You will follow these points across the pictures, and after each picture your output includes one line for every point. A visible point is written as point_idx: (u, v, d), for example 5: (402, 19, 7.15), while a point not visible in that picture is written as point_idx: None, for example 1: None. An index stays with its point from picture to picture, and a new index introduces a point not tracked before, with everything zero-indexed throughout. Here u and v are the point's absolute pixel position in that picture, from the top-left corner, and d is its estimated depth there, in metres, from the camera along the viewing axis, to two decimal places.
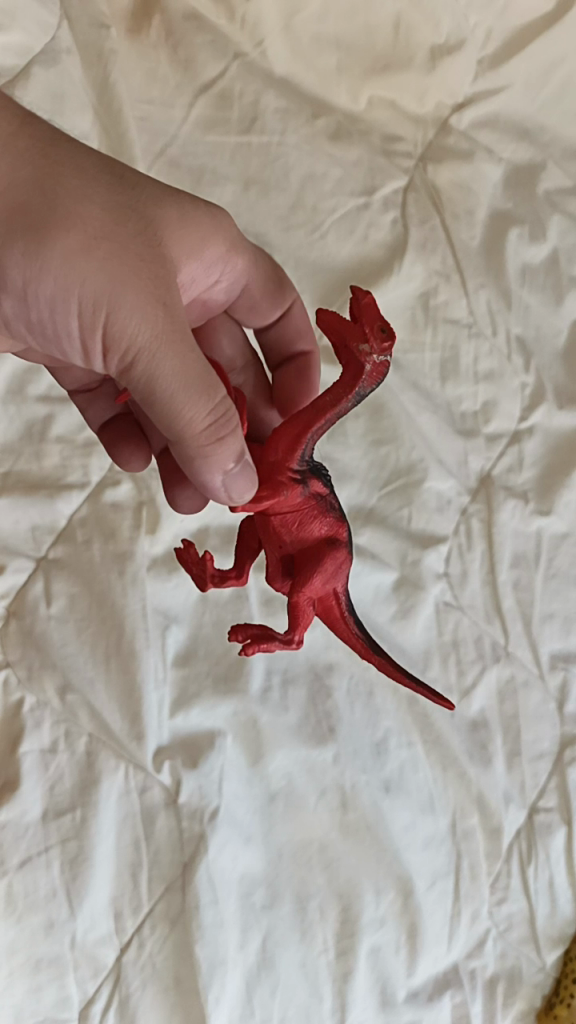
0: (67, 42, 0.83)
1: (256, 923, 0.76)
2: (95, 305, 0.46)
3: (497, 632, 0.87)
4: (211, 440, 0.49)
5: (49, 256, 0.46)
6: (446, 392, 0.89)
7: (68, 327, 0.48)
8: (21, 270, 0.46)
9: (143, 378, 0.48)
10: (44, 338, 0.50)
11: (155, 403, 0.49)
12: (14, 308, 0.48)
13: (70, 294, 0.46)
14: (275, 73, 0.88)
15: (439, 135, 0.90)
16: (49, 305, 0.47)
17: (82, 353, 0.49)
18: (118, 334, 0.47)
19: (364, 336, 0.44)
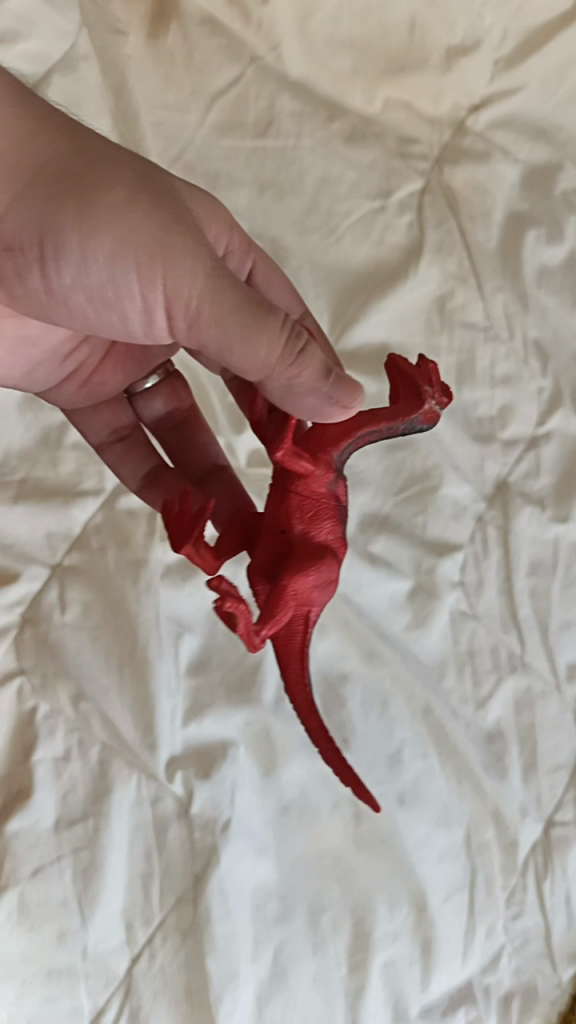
0: (84, 49, 0.83)
1: (269, 936, 0.75)
2: (148, 259, 0.50)
3: (513, 641, 0.85)
4: (282, 376, 0.52)
5: (100, 222, 0.50)
6: (462, 396, 0.88)
7: (129, 288, 0.52)
8: (80, 242, 0.51)
9: (207, 327, 0.51)
10: (105, 306, 0.54)
11: (222, 350, 0.52)
12: (78, 278, 0.53)
13: (127, 255, 0.50)
14: (290, 76, 0.87)
15: (455, 137, 0.89)
16: (110, 269, 0.51)
17: (145, 316, 0.53)
18: (178, 284, 0.51)
19: (430, 381, 0.53)
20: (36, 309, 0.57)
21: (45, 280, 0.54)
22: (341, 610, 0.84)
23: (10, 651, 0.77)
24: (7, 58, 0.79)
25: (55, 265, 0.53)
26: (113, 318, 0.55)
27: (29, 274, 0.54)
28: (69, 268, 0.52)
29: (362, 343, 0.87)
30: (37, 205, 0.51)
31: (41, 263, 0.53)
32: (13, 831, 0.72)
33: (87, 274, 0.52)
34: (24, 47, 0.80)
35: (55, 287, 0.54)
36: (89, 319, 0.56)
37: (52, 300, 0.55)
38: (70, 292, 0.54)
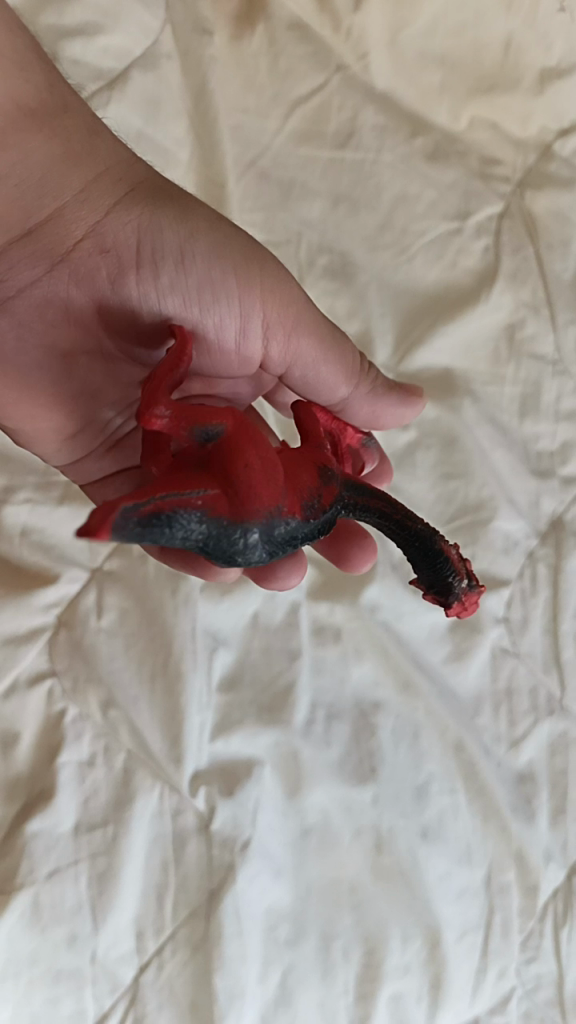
0: (168, 48, 0.82)
1: (278, 958, 0.74)
2: (248, 262, 0.60)
3: (553, 684, 0.83)
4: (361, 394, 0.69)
5: (197, 228, 0.59)
6: (522, 428, 0.85)
7: (226, 291, 0.59)
8: (182, 247, 0.59)
9: (302, 336, 0.64)
10: (200, 308, 0.59)
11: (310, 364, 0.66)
12: (171, 277, 0.58)
13: (228, 263, 0.59)
14: (376, 88, 0.86)
15: (540, 161, 0.87)
16: (212, 270, 0.59)
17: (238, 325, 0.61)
18: (272, 294, 0.61)
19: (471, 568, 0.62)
20: (120, 317, 0.60)
21: (140, 280, 0.59)
22: (379, 637, 0.82)
23: (44, 650, 0.77)
24: (89, 54, 0.79)
25: (151, 269, 0.59)
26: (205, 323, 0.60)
27: (122, 276, 0.59)
28: (167, 269, 0.59)
29: (424, 368, 0.85)
30: (138, 214, 0.60)
31: (136, 268, 0.59)
32: (32, 832, 0.72)
33: (182, 279, 0.59)
34: (106, 42, 0.80)
35: (148, 293, 0.59)
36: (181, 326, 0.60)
37: (140, 306, 0.60)
38: (164, 294, 0.59)
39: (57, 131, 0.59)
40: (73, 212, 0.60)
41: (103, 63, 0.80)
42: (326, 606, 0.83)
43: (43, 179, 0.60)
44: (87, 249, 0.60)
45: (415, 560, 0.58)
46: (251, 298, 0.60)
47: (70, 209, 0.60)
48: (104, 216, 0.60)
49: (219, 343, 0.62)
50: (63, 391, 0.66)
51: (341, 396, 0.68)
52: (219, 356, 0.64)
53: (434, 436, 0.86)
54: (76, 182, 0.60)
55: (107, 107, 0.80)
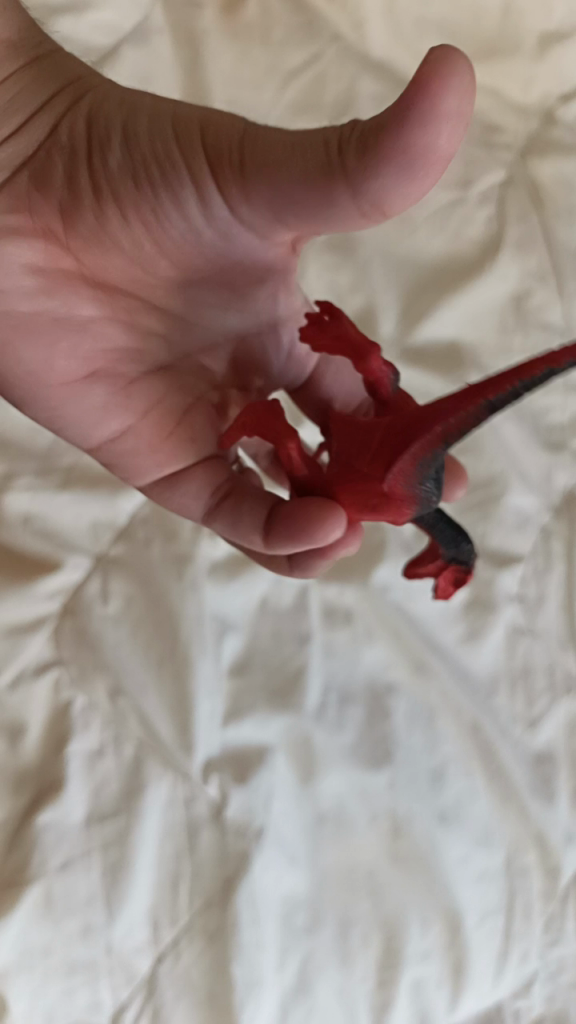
0: (159, 23, 0.80)
1: (296, 945, 0.72)
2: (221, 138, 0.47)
3: (570, 662, 0.81)
4: None
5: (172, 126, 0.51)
6: (532, 401, 0.84)
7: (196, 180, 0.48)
8: (127, 125, 0.51)
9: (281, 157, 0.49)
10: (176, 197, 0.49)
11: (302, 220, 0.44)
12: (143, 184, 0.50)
13: (173, 125, 0.49)
14: (371, 57, 0.84)
15: (544, 126, 0.85)
16: (152, 145, 0.49)
17: (190, 191, 0.48)
18: (219, 140, 0.46)
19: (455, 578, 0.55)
20: (88, 217, 0.53)
21: (95, 172, 0.52)
22: (391, 618, 0.81)
23: (50, 640, 0.76)
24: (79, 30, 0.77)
25: (102, 156, 0.52)
26: (156, 205, 0.50)
27: (81, 172, 0.53)
28: (115, 152, 0.51)
29: (431, 341, 0.83)
30: (89, 106, 0.54)
31: (87, 162, 0.53)
32: (43, 823, 0.71)
33: (129, 160, 0.51)
34: (96, 18, 0.78)
35: (104, 180, 0.52)
36: (142, 216, 0.51)
37: (99, 201, 0.52)
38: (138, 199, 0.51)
39: (23, 56, 0.57)
40: (34, 123, 0.55)
41: (94, 40, 0.78)
42: (335, 587, 0.81)
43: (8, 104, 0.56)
44: (44, 155, 0.55)
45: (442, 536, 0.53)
46: (190, 162, 0.47)
47: (31, 119, 0.56)
48: (61, 118, 0.55)
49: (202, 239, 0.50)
50: (44, 323, 0.58)
51: None
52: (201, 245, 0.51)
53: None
54: (37, 94, 0.56)
55: None
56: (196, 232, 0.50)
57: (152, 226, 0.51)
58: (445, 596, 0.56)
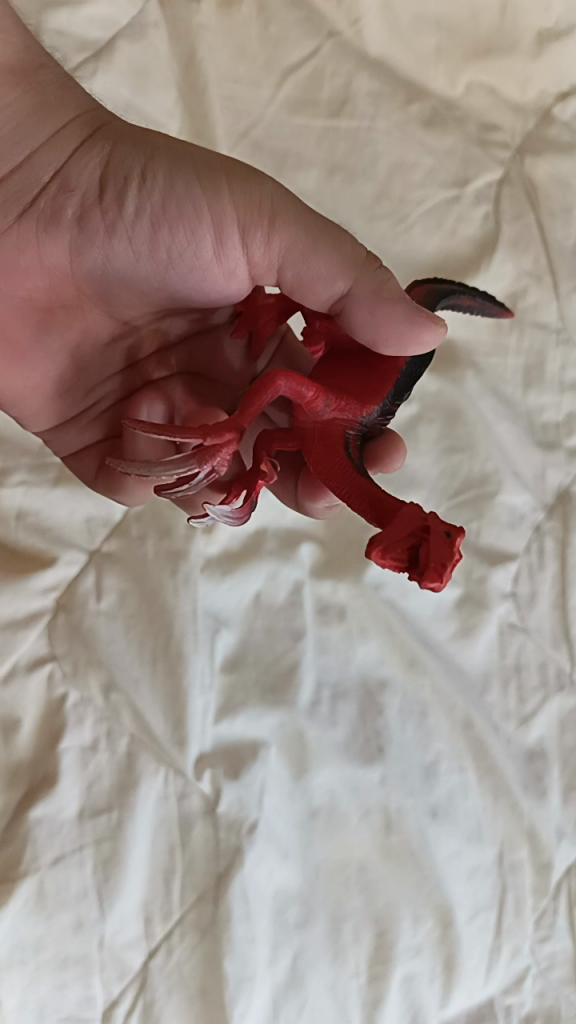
0: (155, 17, 0.80)
1: (288, 940, 0.72)
2: (219, 194, 0.53)
3: (563, 659, 0.82)
4: (368, 287, 0.53)
5: (173, 174, 0.53)
6: (526, 400, 0.85)
7: (215, 230, 0.53)
8: (144, 169, 0.54)
9: (283, 208, 0.53)
10: (186, 237, 0.54)
11: (304, 275, 0.54)
12: (146, 230, 0.55)
13: (195, 176, 0.53)
14: (369, 54, 0.84)
15: (540, 125, 0.86)
16: (175, 187, 0.53)
17: (209, 237, 0.53)
18: (242, 198, 0.53)
19: (443, 541, 0.45)
20: (96, 248, 0.57)
21: (105, 217, 0.55)
22: (384, 615, 0.81)
23: (43, 636, 0.76)
24: (74, 24, 0.77)
25: (117, 199, 0.55)
26: (173, 248, 0.55)
27: (90, 216, 0.56)
28: (130, 194, 0.54)
29: None
30: (104, 148, 0.56)
31: (99, 204, 0.55)
32: (36, 818, 0.71)
33: (141, 204, 0.54)
34: (91, 11, 0.77)
35: (117, 225, 0.55)
36: (153, 253, 0.56)
37: (106, 239, 0.56)
38: (147, 243, 0.55)
39: (33, 87, 0.57)
40: (42, 156, 0.57)
41: (89, 34, 0.77)
42: (329, 585, 0.81)
43: (14, 130, 0.57)
44: (52, 187, 0.57)
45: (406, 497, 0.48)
46: (214, 205, 0.53)
47: (40, 152, 0.57)
48: (72, 155, 0.56)
49: (199, 269, 0.55)
50: (38, 345, 0.63)
51: (338, 296, 0.54)
52: (196, 281, 0.56)
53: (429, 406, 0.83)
54: (46, 128, 0.57)
55: (94, 77, 0.77)
56: (198, 273, 0.56)
57: (165, 265, 0.56)
58: (439, 577, 0.44)
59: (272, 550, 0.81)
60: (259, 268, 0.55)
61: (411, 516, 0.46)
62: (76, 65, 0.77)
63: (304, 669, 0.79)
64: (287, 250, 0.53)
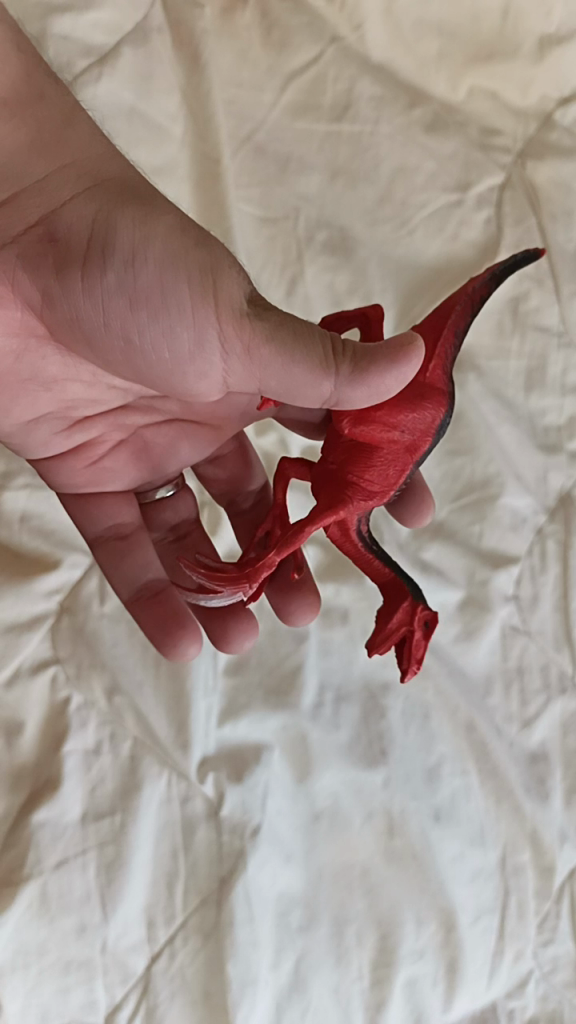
0: (159, 22, 0.80)
1: (291, 944, 0.72)
2: (202, 283, 0.49)
3: (565, 662, 0.81)
4: (351, 375, 0.48)
5: (159, 259, 0.50)
6: (528, 403, 0.85)
7: (192, 323, 0.50)
8: (130, 239, 0.51)
9: (270, 312, 0.48)
10: (160, 321, 0.51)
11: (283, 381, 0.49)
12: (121, 307, 0.52)
13: (180, 259, 0.50)
14: (371, 59, 0.84)
15: (541, 129, 0.86)
16: (157, 268, 0.50)
17: (184, 329, 0.50)
18: (228, 296, 0.49)
19: (420, 637, 0.57)
20: (71, 311, 0.54)
21: (84, 281, 0.53)
22: None
23: (46, 638, 0.76)
24: (78, 28, 0.77)
25: (100, 263, 0.52)
26: (144, 330, 0.52)
27: (67, 274, 0.54)
28: (109, 266, 0.52)
29: None
30: (94, 206, 0.54)
31: (78, 267, 0.53)
32: (39, 822, 0.70)
33: (119, 279, 0.51)
34: (95, 15, 0.77)
35: (91, 291, 0.52)
36: (125, 333, 0.53)
37: (81, 304, 0.53)
38: (121, 320, 0.52)
39: (30, 121, 0.60)
40: (30, 197, 0.58)
41: (93, 37, 0.78)
42: (332, 587, 0.81)
43: (9, 164, 0.59)
44: (38, 232, 0.56)
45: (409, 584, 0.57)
46: (195, 295, 0.49)
47: (28, 193, 0.58)
48: (62, 205, 0.56)
49: (170, 358, 0.52)
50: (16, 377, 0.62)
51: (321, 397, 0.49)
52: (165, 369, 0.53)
53: None
54: (39, 168, 0.58)
55: (98, 83, 0.77)
56: (167, 361, 0.52)
57: (132, 344, 0.53)
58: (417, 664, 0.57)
59: None
60: (234, 371, 0.51)
61: (402, 611, 0.56)
62: (80, 69, 0.77)
63: (307, 670, 0.79)
64: (265, 359, 0.48)
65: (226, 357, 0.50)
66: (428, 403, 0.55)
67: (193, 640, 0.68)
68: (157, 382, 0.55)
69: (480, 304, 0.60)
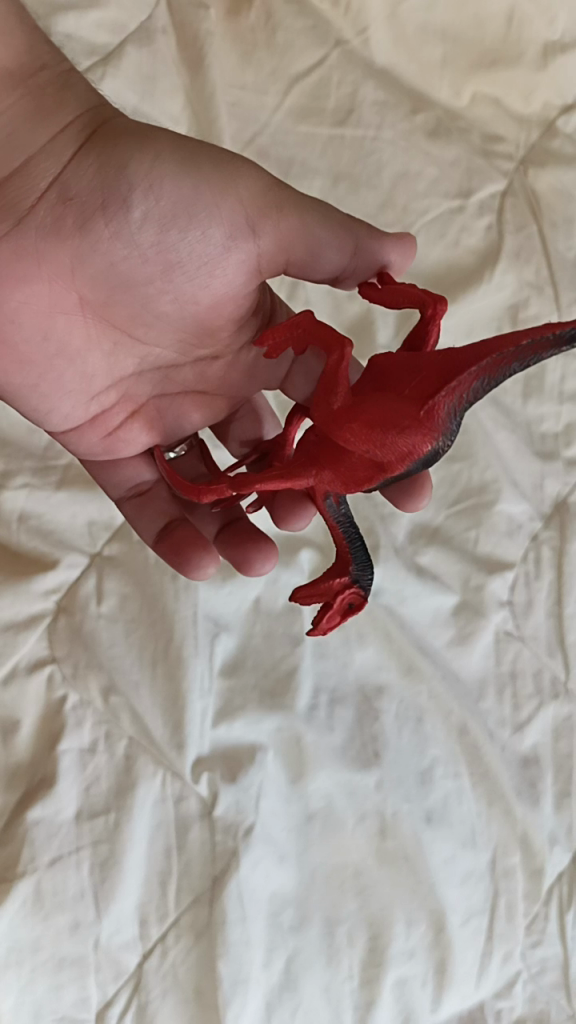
0: (163, 22, 0.80)
1: (282, 943, 0.73)
2: (224, 190, 0.55)
3: (558, 667, 0.82)
4: (365, 239, 0.56)
5: (180, 180, 0.55)
6: (526, 410, 0.86)
7: (225, 229, 0.55)
8: (149, 175, 0.55)
9: (283, 205, 0.55)
10: (194, 234, 0.55)
11: (311, 251, 0.56)
12: (154, 236, 0.56)
13: (194, 170, 0.55)
14: (375, 64, 0.84)
15: (543, 137, 0.86)
16: (184, 188, 0.55)
17: (220, 233, 0.55)
18: (249, 193, 0.55)
19: (338, 611, 0.52)
20: (103, 255, 0.57)
21: (111, 226, 0.56)
22: (382, 622, 0.82)
23: (43, 637, 0.76)
24: (83, 29, 0.77)
25: (124, 206, 0.56)
26: (183, 248, 0.56)
27: (92, 224, 0.56)
28: (138, 203, 0.55)
29: None
30: (100, 154, 0.56)
31: (103, 212, 0.56)
32: (34, 819, 0.71)
33: (150, 212, 0.55)
34: (99, 16, 0.77)
35: (122, 233, 0.56)
36: (162, 258, 0.56)
37: (114, 246, 0.56)
38: (156, 247, 0.56)
39: (31, 91, 0.58)
40: (38, 161, 0.57)
41: (97, 38, 0.78)
42: None
43: (11, 134, 0.58)
44: (53, 197, 0.57)
45: (354, 554, 0.53)
46: (223, 204, 0.55)
47: (36, 158, 0.57)
48: (70, 164, 0.57)
49: (210, 269, 0.56)
50: (41, 352, 0.61)
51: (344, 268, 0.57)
52: (207, 285, 0.57)
53: None
54: (42, 135, 0.58)
55: (101, 83, 0.77)
56: (208, 274, 0.56)
57: (173, 266, 0.56)
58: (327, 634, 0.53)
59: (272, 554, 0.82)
60: (268, 259, 0.56)
61: (337, 581, 0.52)
62: (83, 69, 0.77)
63: (302, 673, 0.80)
64: (293, 237, 0.55)
65: (259, 251, 0.56)
66: (406, 435, 0.47)
67: (207, 556, 0.64)
68: (205, 303, 0.58)
69: (497, 380, 0.48)
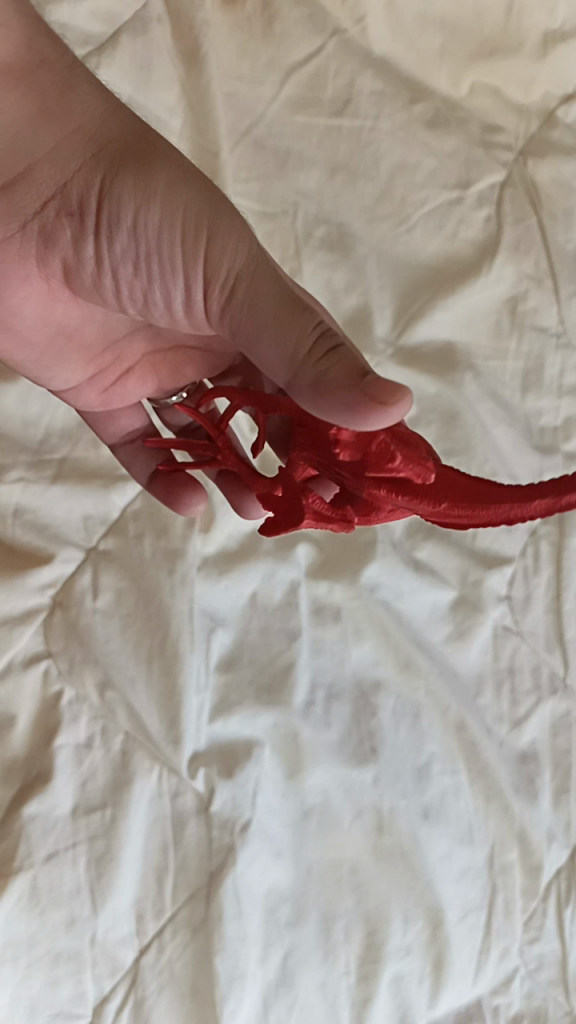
0: (158, 12, 0.79)
1: (279, 940, 0.73)
2: (195, 236, 0.50)
3: (556, 663, 0.82)
4: (323, 344, 0.46)
5: (161, 213, 0.51)
6: (525, 403, 0.84)
7: (185, 280, 0.52)
8: (133, 202, 0.52)
9: (242, 278, 0.49)
10: (160, 276, 0.53)
11: (254, 341, 0.49)
12: (129, 267, 0.55)
13: (178, 204, 0.51)
14: (372, 53, 0.83)
15: (542, 128, 0.86)
16: (159, 228, 0.52)
17: (179, 286, 0.52)
18: (212, 254, 0.50)
19: None
20: (89, 273, 0.58)
21: (96, 249, 0.56)
22: (380, 617, 0.81)
23: (39, 632, 0.76)
24: (78, 19, 0.77)
25: (107, 234, 0.54)
26: (149, 290, 0.55)
27: (82, 241, 0.56)
28: (119, 232, 0.54)
29: (426, 341, 0.84)
30: (101, 169, 0.54)
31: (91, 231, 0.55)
32: (29, 815, 0.71)
33: (126, 242, 0.54)
34: (94, 5, 0.77)
35: (104, 258, 0.56)
36: (134, 291, 0.56)
37: (97, 269, 0.57)
38: (130, 280, 0.56)
39: (33, 89, 0.56)
40: (42, 167, 0.56)
41: (92, 28, 0.77)
42: (325, 585, 0.81)
43: (17, 132, 0.56)
44: (53, 208, 0.57)
45: None
46: (186, 257, 0.51)
47: (40, 165, 0.56)
48: (71, 177, 0.55)
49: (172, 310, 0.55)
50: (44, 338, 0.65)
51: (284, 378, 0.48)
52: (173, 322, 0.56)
53: (433, 412, 0.83)
54: (49, 138, 0.56)
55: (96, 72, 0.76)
56: (171, 315, 0.56)
57: (142, 302, 0.56)
58: None
59: (269, 549, 0.82)
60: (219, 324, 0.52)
61: None
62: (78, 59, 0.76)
63: (298, 669, 0.79)
64: (238, 316, 0.50)
65: (211, 311, 0.52)
66: None
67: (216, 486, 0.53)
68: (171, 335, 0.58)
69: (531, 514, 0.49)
